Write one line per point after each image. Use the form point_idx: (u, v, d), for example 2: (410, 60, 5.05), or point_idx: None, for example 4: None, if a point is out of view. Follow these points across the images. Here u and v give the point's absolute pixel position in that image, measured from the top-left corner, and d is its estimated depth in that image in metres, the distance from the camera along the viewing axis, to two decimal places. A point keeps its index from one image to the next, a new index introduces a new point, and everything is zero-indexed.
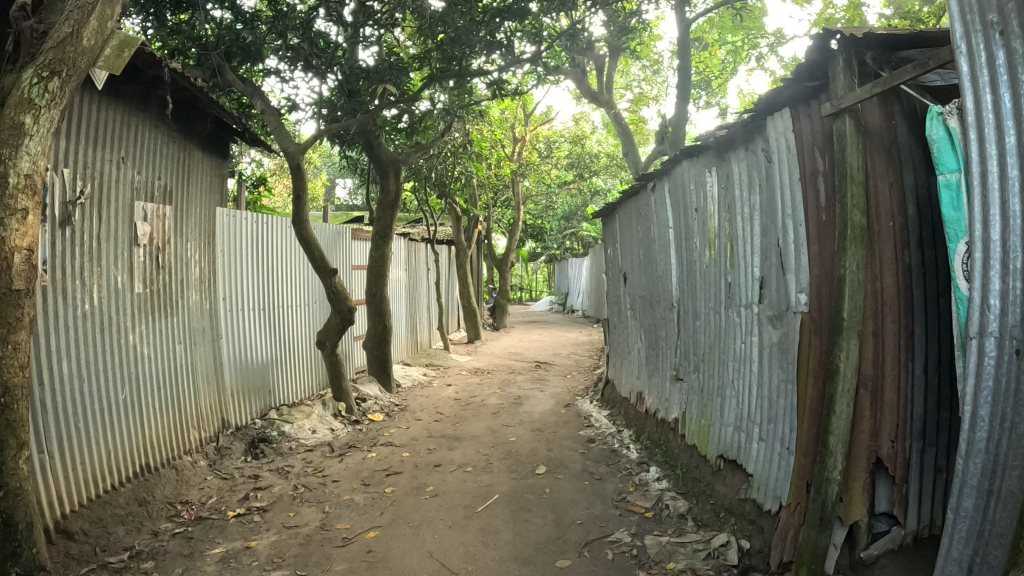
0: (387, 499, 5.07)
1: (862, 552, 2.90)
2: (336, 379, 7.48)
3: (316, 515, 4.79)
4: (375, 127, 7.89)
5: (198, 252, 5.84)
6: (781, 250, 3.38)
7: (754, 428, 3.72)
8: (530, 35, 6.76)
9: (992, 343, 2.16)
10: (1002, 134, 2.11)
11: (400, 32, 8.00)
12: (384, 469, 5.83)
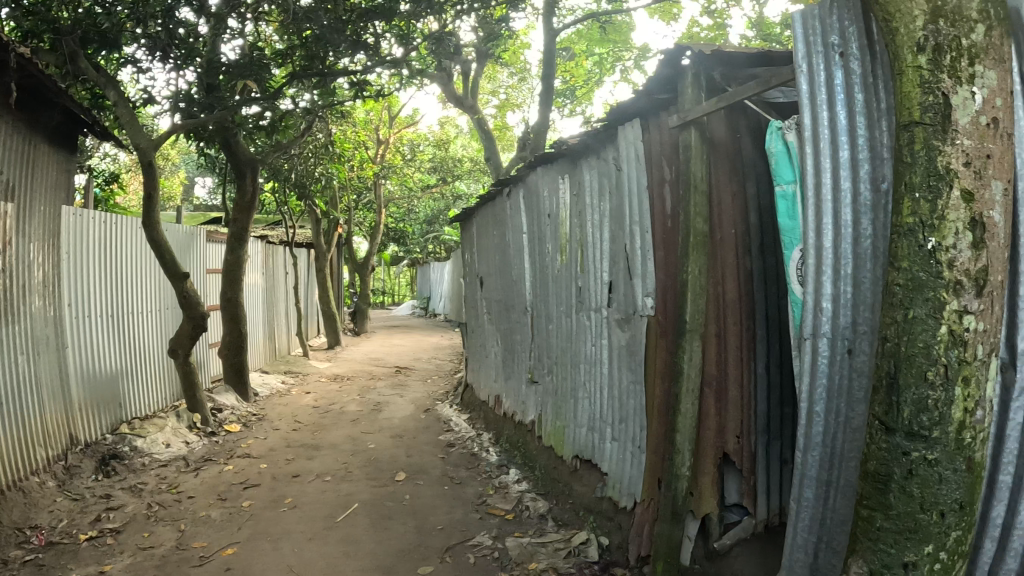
0: (245, 514, 4.84)
1: (715, 543, 3.06)
2: (191, 389, 7.09)
3: (171, 534, 4.51)
4: (232, 125, 7.52)
5: (42, 253, 5.38)
6: (628, 256, 3.49)
7: (606, 428, 3.82)
8: (399, 37, 6.68)
9: (825, 343, 2.31)
10: (836, 148, 2.32)
11: (263, 26, 7.69)
12: (241, 482, 5.58)
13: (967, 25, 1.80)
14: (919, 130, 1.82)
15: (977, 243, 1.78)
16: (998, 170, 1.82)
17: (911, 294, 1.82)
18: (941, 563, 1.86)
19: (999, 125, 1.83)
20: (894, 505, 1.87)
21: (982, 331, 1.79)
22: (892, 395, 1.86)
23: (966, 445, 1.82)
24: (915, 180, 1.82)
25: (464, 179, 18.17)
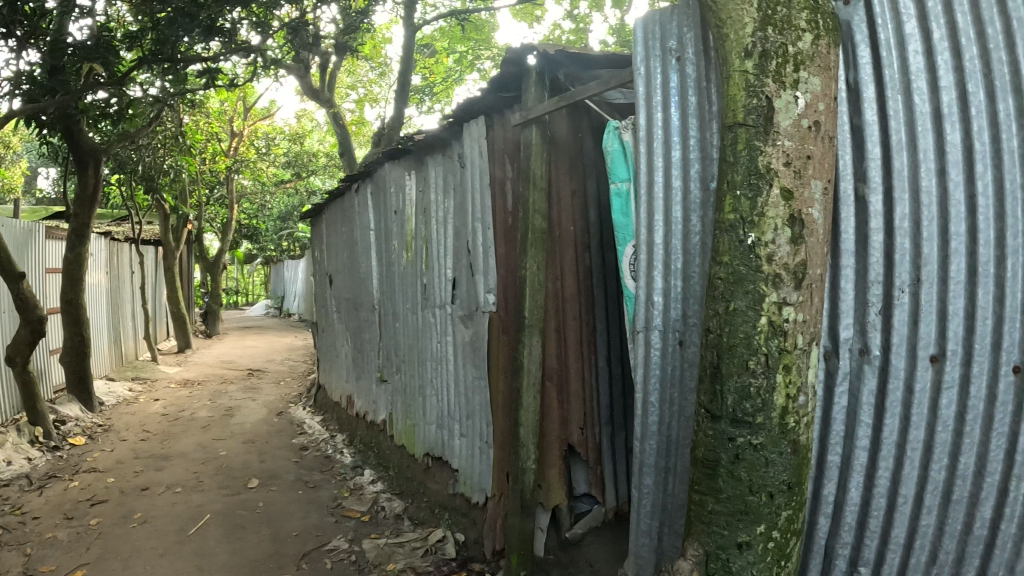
0: (93, 532, 4.49)
1: (568, 532, 3.15)
2: (30, 401, 6.47)
3: (15, 559, 4.08)
4: (74, 111, 6.95)
5: None
6: (471, 253, 3.49)
7: (454, 425, 3.81)
8: (257, 25, 6.39)
9: (657, 336, 2.38)
10: (669, 148, 2.40)
11: (115, 4, 7.15)
12: (87, 499, 5.17)
13: (795, 33, 1.88)
14: (742, 132, 1.90)
15: (796, 238, 1.87)
16: (818, 170, 1.91)
17: (732, 288, 1.89)
18: (773, 541, 1.94)
19: (819, 128, 1.92)
20: (725, 488, 1.94)
21: (801, 322, 1.87)
22: (716, 384, 1.92)
23: (790, 429, 1.91)
24: (737, 179, 1.91)
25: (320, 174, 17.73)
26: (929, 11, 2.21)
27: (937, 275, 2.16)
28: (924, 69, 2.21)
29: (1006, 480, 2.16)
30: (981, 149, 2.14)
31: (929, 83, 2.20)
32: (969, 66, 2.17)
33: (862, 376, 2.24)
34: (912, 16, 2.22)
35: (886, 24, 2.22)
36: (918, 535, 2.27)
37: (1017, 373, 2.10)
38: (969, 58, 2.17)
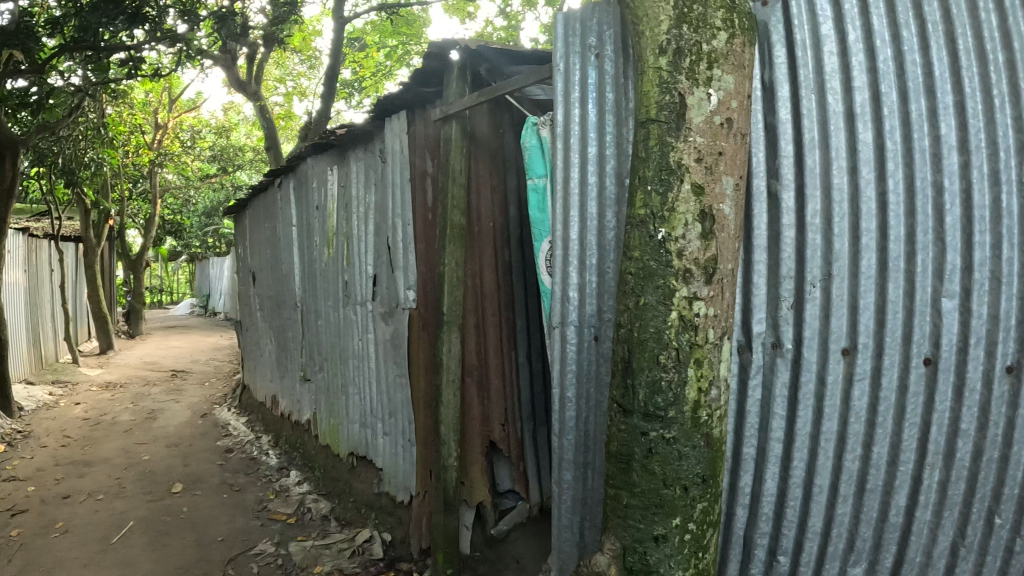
0: (13, 543, 4.28)
1: (493, 529, 3.13)
2: None
3: None
4: None
5: None
6: (391, 249, 3.45)
7: (378, 423, 3.76)
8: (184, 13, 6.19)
9: (573, 331, 2.39)
10: (585, 144, 2.41)
11: None
12: (6, 509, 4.93)
13: (709, 31, 1.90)
14: (655, 128, 1.92)
15: (707, 234, 1.88)
16: (729, 166, 1.93)
17: (642, 283, 1.89)
18: (690, 533, 1.95)
19: (732, 125, 1.94)
20: (639, 482, 1.94)
21: (712, 316, 1.87)
22: (628, 378, 1.92)
23: (703, 422, 1.92)
24: (649, 174, 1.91)
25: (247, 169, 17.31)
26: (845, 13, 2.21)
27: (848, 269, 2.13)
28: (838, 69, 2.20)
29: (919, 469, 2.14)
30: (892, 148, 2.12)
31: (844, 84, 2.18)
32: (883, 67, 2.16)
33: (775, 369, 2.20)
34: (827, 19, 2.22)
35: (802, 25, 2.22)
36: (834, 524, 2.23)
37: (927, 366, 2.10)
38: (882, 59, 2.16)
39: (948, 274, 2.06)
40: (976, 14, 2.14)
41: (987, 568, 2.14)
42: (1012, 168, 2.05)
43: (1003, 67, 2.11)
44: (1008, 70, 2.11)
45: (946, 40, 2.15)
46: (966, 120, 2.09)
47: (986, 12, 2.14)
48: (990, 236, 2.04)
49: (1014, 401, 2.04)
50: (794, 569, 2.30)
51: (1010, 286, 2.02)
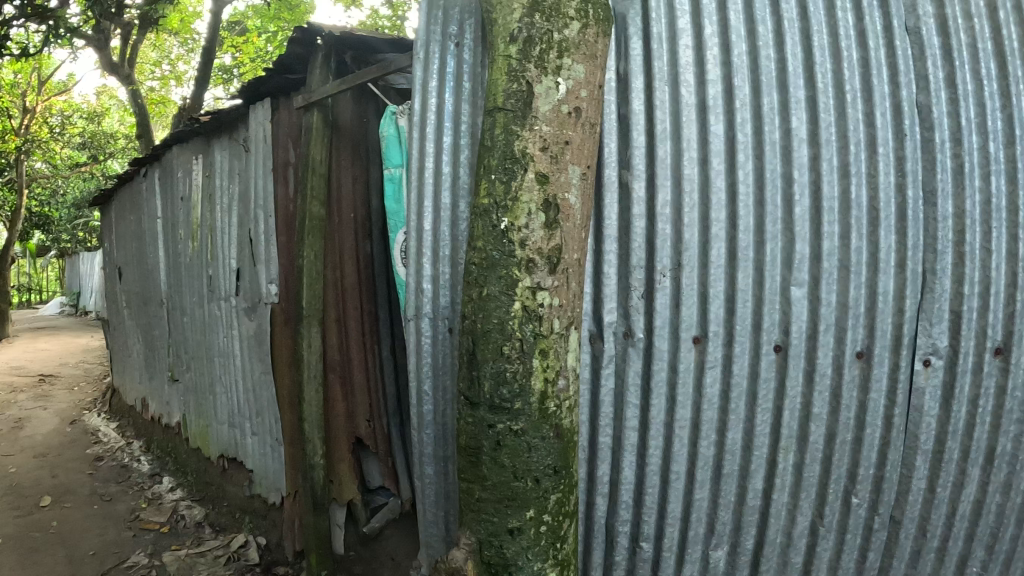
0: None
1: (365, 527, 3.07)
2: None
3: None
4: None
5: None
6: (253, 241, 3.35)
7: (245, 424, 3.64)
8: None
9: (427, 323, 2.34)
10: (440, 133, 2.39)
11: None
12: None
13: (561, 20, 1.88)
14: (501, 116, 1.89)
15: (551, 223, 1.85)
16: (576, 156, 1.90)
17: (485, 272, 1.86)
18: (545, 524, 1.93)
19: (580, 115, 1.92)
20: (490, 475, 1.90)
21: (557, 307, 1.86)
22: (473, 370, 1.89)
23: (551, 413, 1.90)
24: (494, 164, 1.88)
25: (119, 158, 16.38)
26: (703, 7, 2.10)
27: (697, 259, 2.00)
28: (693, 62, 2.09)
29: (774, 453, 2.06)
30: (743, 140, 2.03)
31: (698, 77, 2.08)
32: (737, 62, 2.07)
33: (627, 358, 2.04)
34: (685, 12, 2.11)
35: (660, 18, 2.11)
36: (693, 509, 2.11)
37: (778, 353, 2.01)
38: (737, 54, 2.08)
39: (796, 263, 1.99)
40: (833, 13, 2.10)
41: (846, 546, 2.11)
42: (862, 162, 2.02)
43: (857, 64, 2.07)
44: (861, 68, 2.07)
45: (802, 35, 2.09)
46: (817, 114, 2.03)
47: (843, 11, 2.10)
48: (838, 226, 2.00)
49: (864, 384, 2.02)
50: (658, 556, 2.17)
51: (858, 273, 2.00)
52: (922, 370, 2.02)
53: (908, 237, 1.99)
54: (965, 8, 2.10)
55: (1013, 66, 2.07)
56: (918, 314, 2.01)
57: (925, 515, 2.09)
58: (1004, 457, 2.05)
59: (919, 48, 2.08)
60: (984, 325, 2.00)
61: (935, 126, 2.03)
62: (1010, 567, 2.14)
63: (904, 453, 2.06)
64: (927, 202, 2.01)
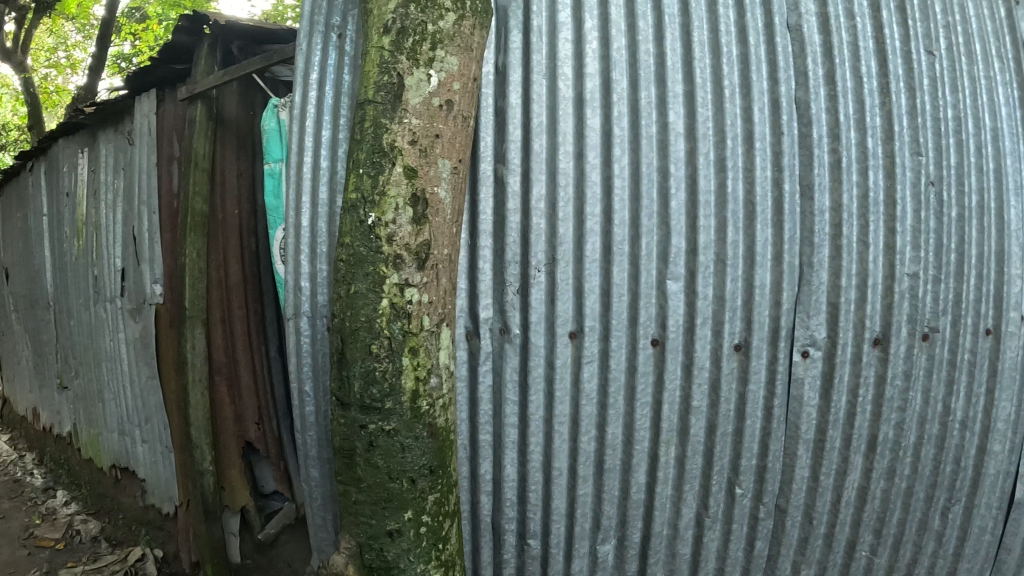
0: None
1: (260, 533, 2.96)
2: None
3: None
4: None
5: None
6: (137, 240, 3.22)
7: (136, 432, 3.51)
8: None
9: (307, 323, 2.30)
10: (319, 127, 2.34)
11: None
12: None
13: (436, 11, 1.79)
14: (371, 109, 1.79)
15: (419, 219, 1.79)
16: (446, 150, 1.84)
17: (353, 269, 1.79)
18: (425, 525, 1.88)
19: (452, 108, 1.85)
20: (364, 477, 1.83)
21: (427, 303, 1.82)
22: (343, 369, 1.83)
23: (423, 412, 1.84)
24: (362, 157, 1.80)
25: (14, 150, 15.54)
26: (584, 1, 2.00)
27: (572, 254, 1.93)
28: (572, 56, 1.99)
29: (655, 446, 2.00)
30: (620, 133, 1.94)
31: (576, 70, 1.98)
32: (616, 56, 1.97)
33: (504, 356, 1.96)
34: (566, 5, 2.01)
35: (540, 11, 2.00)
36: (578, 504, 2.03)
37: (655, 347, 1.95)
38: (616, 48, 1.97)
39: (673, 257, 1.92)
40: (715, 9, 2.01)
41: (733, 536, 2.07)
42: (739, 156, 1.95)
43: (736, 59, 1.99)
44: (741, 63, 1.99)
45: (682, 31, 1.99)
46: (694, 108, 1.94)
47: (725, 8, 2.01)
48: (714, 220, 1.93)
49: (743, 376, 1.97)
50: (546, 553, 2.09)
51: (735, 267, 1.93)
52: (800, 361, 1.97)
53: (784, 231, 1.94)
54: (848, 7, 2.05)
55: (893, 64, 2.05)
56: (796, 306, 1.96)
57: (811, 503, 2.07)
58: (885, 444, 2.06)
59: (800, 45, 2.01)
60: (862, 316, 1.97)
61: (813, 122, 1.97)
62: (898, 550, 2.18)
63: (785, 443, 2.03)
64: (804, 196, 1.96)
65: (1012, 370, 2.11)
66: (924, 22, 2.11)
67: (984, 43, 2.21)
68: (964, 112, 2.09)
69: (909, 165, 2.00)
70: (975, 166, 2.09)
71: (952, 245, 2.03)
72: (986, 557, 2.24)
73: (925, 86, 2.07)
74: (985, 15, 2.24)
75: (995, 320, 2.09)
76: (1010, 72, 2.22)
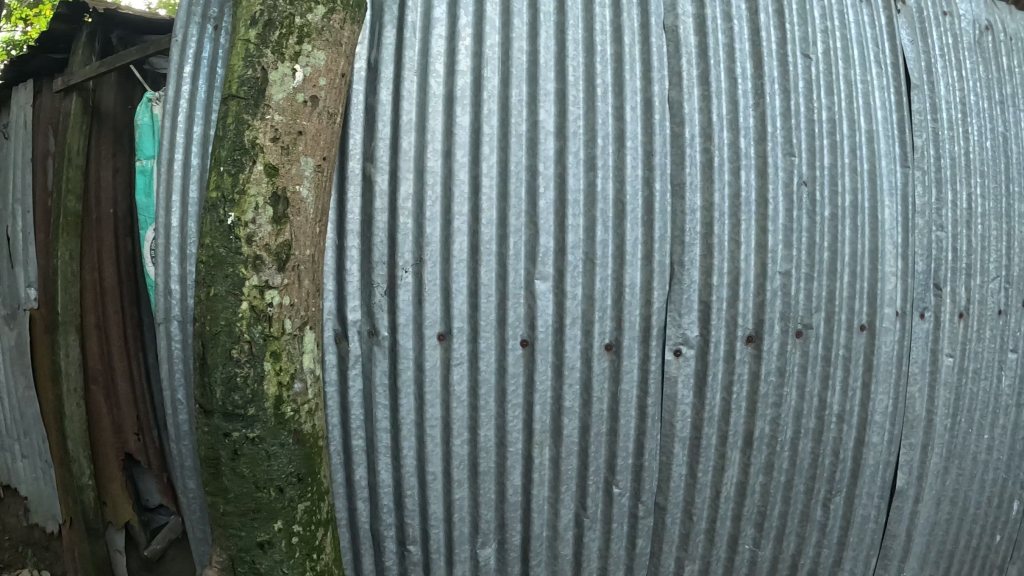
0: None
1: (145, 551, 2.80)
2: None
3: None
4: None
5: None
6: (10, 241, 3.05)
7: (14, 445, 3.32)
8: None
9: (177, 327, 2.23)
10: (191, 124, 2.27)
11: None
12: None
13: (304, 4, 1.70)
14: (233, 104, 1.69)
15: (280, 218, 1.71)
16: (310, 147, 1.76)
17: (212, 271, 1.68)
18: (297, 535, 1.79)
19: (318, 104, 1.76)
20: (230, 487, 1.73)
21: (289, 306, 1.73)
22: (203, 377, 1.71)
23: (289, 419, 1.76)
24: (223, 154, 1.69)
25: None
26: None
27: (440, 254, 1.90)
28: (445, 53, 1.95)
29: (529, 448, 1.98)
30: (489, 132, 1.91)
31: (448, 67, 1.94)
32: (488, 53, 1.94)
33: (373, 359, 1.92)
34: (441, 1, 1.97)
35: (415, 6, 1.97)
36: (455, 509, 2.00)
37: (525, 347, 1.93)
38: (488, 45, 1.94)
39: (541, 256, 1.91)
40: (590, 8, 1.99)
41: (614, 535, 2.07)
42: (609, 155, 1.94)
43: (610, 58, 1.98)
44: (614, 63, 1.98)
45: (556, 30, 1.97)
46: (565, 107, 1.93)
47: (601, 8, 1.99)
48: (583, 220, 1.92)
49: (615, 376, 1.97)
50: (427, 559, 2.04)
51: (604, 266, 1.93)
52: (674, 360, 1.99)
53: (654, 231, 1.94)
54: (726, 10, 2.06)
55: (768, 67, 2.05)
56: (667, 306, 1.97)
57: (690, 500, 2.08)
58: (762, 439, 2.09)
59: (674, 45, 2.01)
60: (734, 315, 2.00)
61: (685, 121, 1.97)
62: (782, 542, 2.20)
63: (661, 441, 2.03)
64: (675, 195, 1.96)
65: (887, 365, 2.18)
66: (801, 26, 2.11)
67: (862, 48, 2.21)
68: (838, 114, 2.10)
69: (781, 165, 2.03)
70: (848, 167, 2.11)
71: (825, 243, 2.06)
72: (871, 544, 2.33)
73: (800, 88, 2.08)
74: (864, 22, 2.25)
75: (869, 316, 2.14)
76: (887, 76, 2.25)
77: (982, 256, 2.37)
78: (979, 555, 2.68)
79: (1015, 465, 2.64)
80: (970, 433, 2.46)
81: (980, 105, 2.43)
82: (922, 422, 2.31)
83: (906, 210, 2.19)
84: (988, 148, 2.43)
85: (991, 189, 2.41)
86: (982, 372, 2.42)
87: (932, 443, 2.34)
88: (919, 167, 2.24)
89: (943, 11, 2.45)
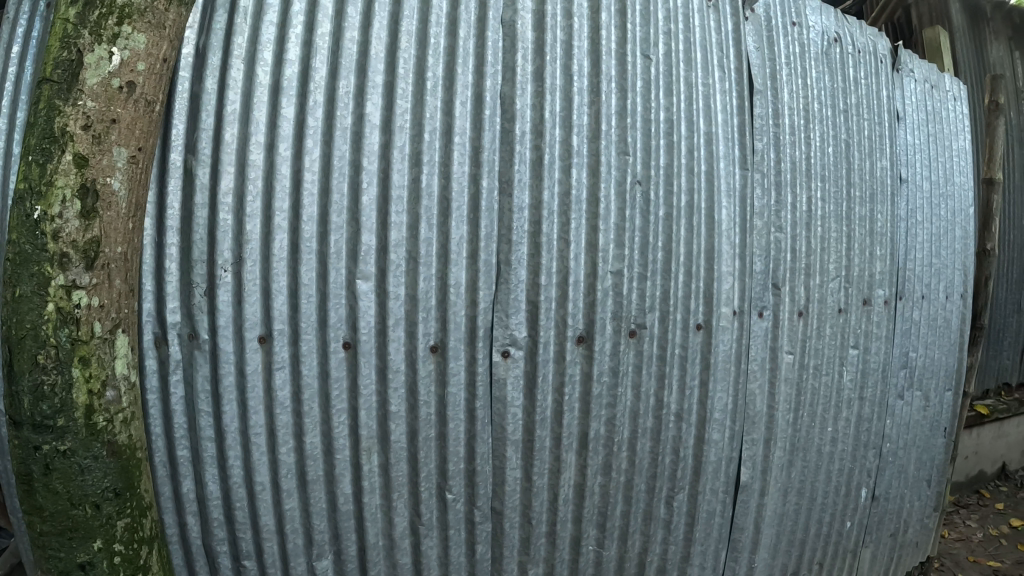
0: None
1: None
2: None
3: None
4: None
5: None
6: None
7: None
8: None
9: None
10: (14, 107, 2.08)
11: None
12: None
13: None
14: (46, 88, 1.51)
15: (88, 213, 1.53)
16: (124, 137, 1.59)
17: (16, 268, 1.50)
18: (118, 555, 1.63)
19: (136, 91, 1.59)
20: (45, 505, 1.55)
21: (99, 308, 1.57)
22: (11, 384, 1.53)
23: (103, 430, 1.59)
24: (32, 142, 1.51)
25: None
26: None
27: (259, 252, 1.81)
28: (274, 41, 1.87)
29: (356, 456, 1.91)
30: (313, 125, 1.83)
31: (275, 56, 1.86)
32: (318, 42, 1.86)
33: (194, 364, 1.83)
34: None
35: None
36: (286, 521, 1.92)
37: (347, 350, 1.86)
38: (319, 33, 1.87)
39: (362, 255, 1.84)
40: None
41: (452, 542, 2.03)
42: (436, 150, 1.90)
43: (443, 52, 1.93)
44: (447, 55, 1.93)
45: (389, 21, 1.92)
46: (392, 99, 1.88)
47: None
48: (407, 217, 1.87)
49: (441, 379, 1.93)
50: (261, 572, 1.96)
51: (428, 266, 1.88)
52: (501, 362, 1.96)
53: (480, 228, 1.91)
54: (566, 7, 2.05)
55: (607, 66, 2.06)
56: (493, 305, 1.94)
57: (528, 503, 2.07)
58: (598, 440, 2.10)
59: (511, 40, 1.98)
60: (564, 315, 1.99)
61: (516, 117, 1.95)
62: (626, 541, 2.22)
63: (494, 445, 2.01)
64: (503, 192, 1.94)
65: (725, 363, 2.23)
66: (643, 27, 2.14)
67: (705, 52, 2.25)
68: (676, 115, 2.14)
69: (615, 164, 2.04)
70: (686, 167, 2.15)
71: (660, 242, 2.09)
72: (719, 538, 2.38)
73: (638, 89, 2.09)
74: (709, 26, 2.29)
75: (705, 316, 2.18)
76: (730, 80, 2.30)
77: (822, 257, 2.47)
78: (831, 543, 2.80)
79: (859, 455, 2.78)
80: (814, 427, 2.56)
81: (824, 113, 2.53)
82: (764, 418, 2.39)
83: (744, 211, 2.25)
84: (830, 154, 2.53)
85: (832, 193, 2.51)
86: (823, 367, 2.53)
87: (774, 437, 2.42)
88: (758, 169, 2.31)
89: (793, 21, 2.53)
